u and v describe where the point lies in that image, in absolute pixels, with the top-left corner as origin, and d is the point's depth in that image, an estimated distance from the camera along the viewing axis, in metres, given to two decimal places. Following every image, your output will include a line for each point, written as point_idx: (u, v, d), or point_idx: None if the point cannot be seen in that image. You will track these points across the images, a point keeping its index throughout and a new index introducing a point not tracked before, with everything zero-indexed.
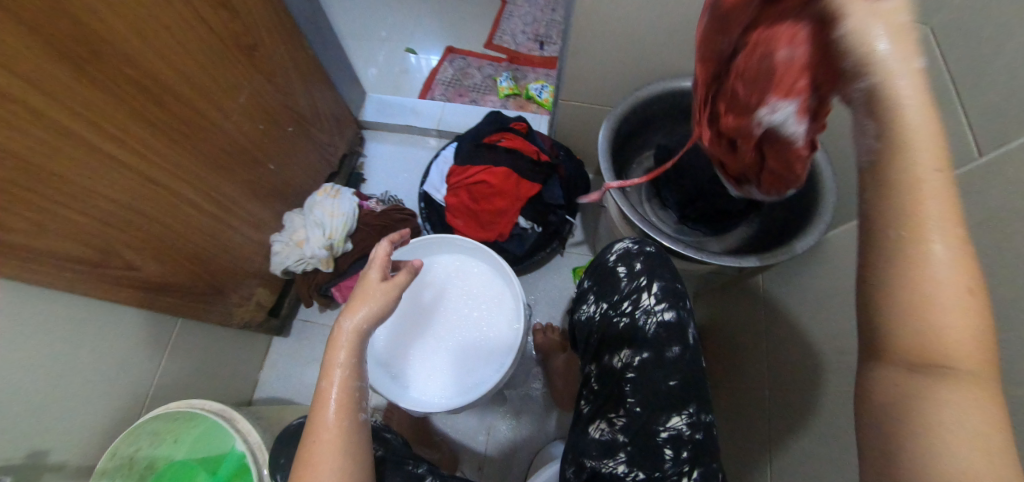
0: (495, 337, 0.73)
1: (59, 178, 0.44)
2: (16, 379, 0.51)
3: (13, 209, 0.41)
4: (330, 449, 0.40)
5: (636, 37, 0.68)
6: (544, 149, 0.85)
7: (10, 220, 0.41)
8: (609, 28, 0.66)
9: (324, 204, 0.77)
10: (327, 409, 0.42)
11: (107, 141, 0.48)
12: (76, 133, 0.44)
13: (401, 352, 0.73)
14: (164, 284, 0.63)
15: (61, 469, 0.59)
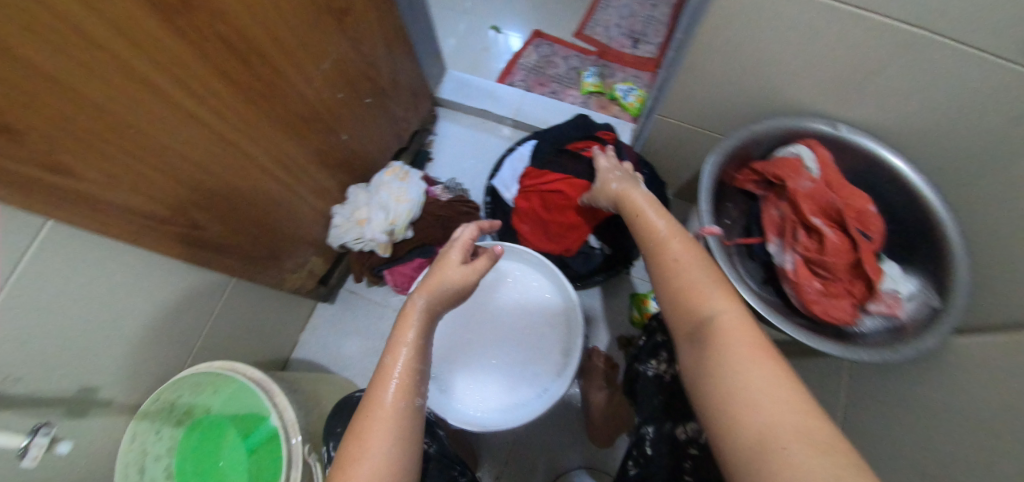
0: (543, 362, 0.69)
1: (134, 133, 0.42)
2: (69, 320, 0.51)
3: (87, 160, 0.40)
4: (387, 424, 0.36)
5: (770, 63, 0.58)
6: (629, 167, 0.78)
7: (84, 171, 0.40)
8: (741, 48, 0.57)
9: (390, 186, 0.74)
10: (387, 385, 0.38)
11: (187, 99, 0.46)
12: (159, 88, 0.42)
13: (447, 353, 0.70)
14: (226, 245, 0.63)
15: (107, 405, 0.60)
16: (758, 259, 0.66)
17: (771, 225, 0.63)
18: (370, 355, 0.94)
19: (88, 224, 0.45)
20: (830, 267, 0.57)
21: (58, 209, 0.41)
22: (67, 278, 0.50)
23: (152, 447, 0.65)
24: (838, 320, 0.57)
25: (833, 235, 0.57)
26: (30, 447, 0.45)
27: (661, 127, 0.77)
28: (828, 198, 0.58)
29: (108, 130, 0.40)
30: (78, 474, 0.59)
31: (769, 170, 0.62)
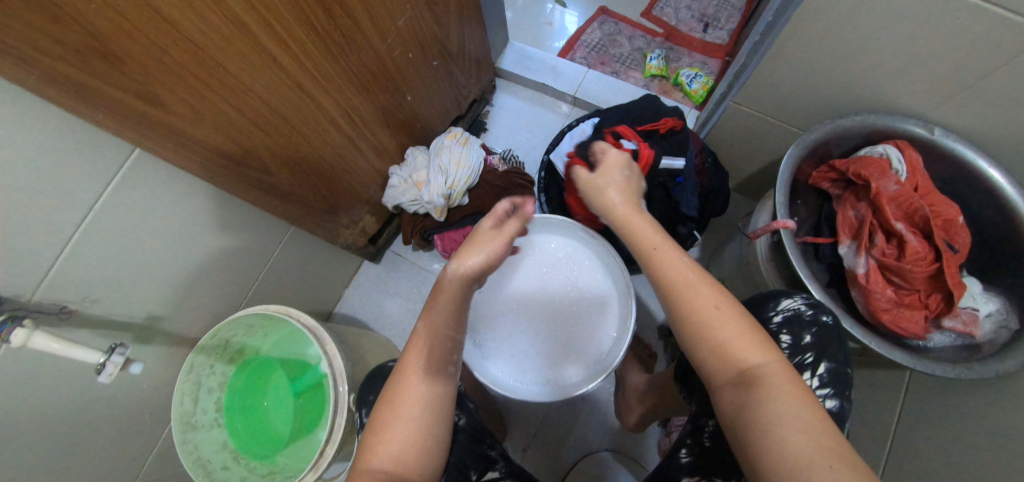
0: (587, 341, 0.68)
1: (221, 71, 0.42)
2: (144, 250, 0.53)
3: (177, 93, 0.40)
4: (415, 380, 0.43)
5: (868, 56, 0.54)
6: (695, 154, 0.74)
7: (173, 102, 0.40)
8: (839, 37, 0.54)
9: (451, 150, 0.78)
10: (416, 362, 0.44)
11: (272, 41, 0.45)
12: (247, 27, 0.42)
13: (489, 317, 0.71)
14: (292, 193, 0.63)
15: (171, 335, 0.63)
16: (825, 260, 0.61)
17: (845, 226, 0.57)
18: (409, 316, 0.96)
19: (174, 155, 0.46)
20: (908, 277, 0.52)
21: (147, 134, 0.42)
22: (148, 208, 0.51)
23: (206, 381, 0.67)
24: (908, 332, 0.52)
25: (916, 242, 0.52)
26: (107, 364, 0.46)
27: (734, 116, 0.74)
28: (916, 203, 0.52)
29: (199, 66, 0.40)
30: (142, 395, 0.62)
31: (852, 168, 0.56)
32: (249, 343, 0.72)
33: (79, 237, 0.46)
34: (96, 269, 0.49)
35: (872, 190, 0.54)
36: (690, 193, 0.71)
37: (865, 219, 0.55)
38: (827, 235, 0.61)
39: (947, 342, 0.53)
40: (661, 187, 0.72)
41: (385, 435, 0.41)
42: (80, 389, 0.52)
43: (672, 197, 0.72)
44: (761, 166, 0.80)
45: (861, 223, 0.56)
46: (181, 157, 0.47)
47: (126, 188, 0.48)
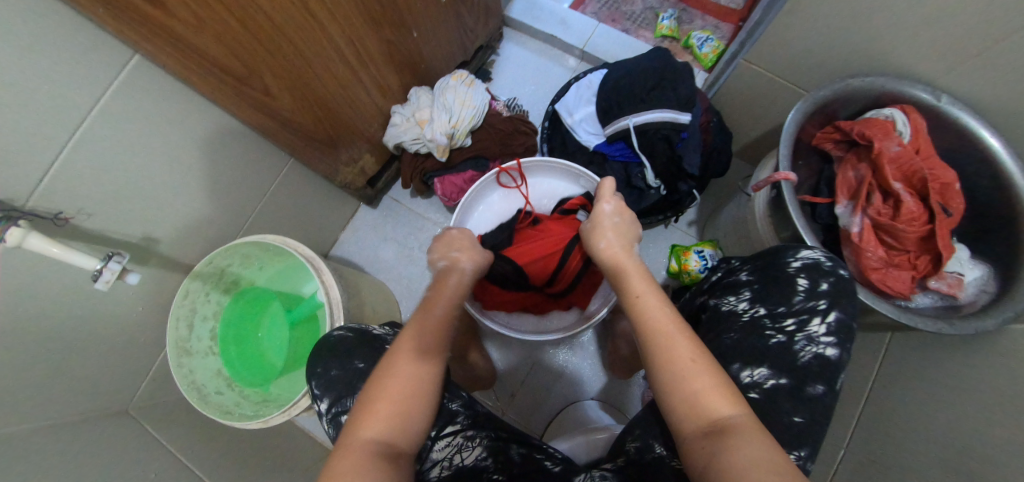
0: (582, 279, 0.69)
1: None
2: (140, 166, 0.52)
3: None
4: (388, 406, 0.39)
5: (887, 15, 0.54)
6: (700, 111, 0.73)
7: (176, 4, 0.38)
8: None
9: (456, 90, 0.76)
10: (388, 377, 0.41)
11: None
12: None
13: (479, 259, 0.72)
14: (292, 120, 0.61)
15: (166, 259, 0.62)
16: (821, 221, 0.61)
17: (844, 187, 0.57)
18: (405, 264, 0.97)
19: (168, 56, 0.44)
20: (900, 236, 0.53)
21: (143, 31, 0.40)
22: (144, 122, 0.50)
23: (201, 308, 0.67)
24: (893, 291, 0.53)
25: (912, 202, 0.53)
26: (105, 270, 0.44)
27: (745, 75, 0.73)
28: (916, 165, 0.53)
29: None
30: (137, 316, 0.62)
31: (856, 129, 0.56)
32: (244, 274, 0.72)
33: (75, 142, 0.44)
34: (91, 180, 0.48)
35: (874, 150, 0.54)
36: (694, 150, 0.70)
37: (864, 179, 0.55)
38: (825, 196, 0.61)
39: (930, 303, 0.55)
40: (664, 140, 0.72)
41: (348, 451, 0.36)
42: (74, 304, 0.52)
43: (676, 151, 0.72)
44: (765, 130, 0.80)
45: (859, 183, 0.56)
46: (176, 60, 0.44)
47: (123, 95, 0.46)
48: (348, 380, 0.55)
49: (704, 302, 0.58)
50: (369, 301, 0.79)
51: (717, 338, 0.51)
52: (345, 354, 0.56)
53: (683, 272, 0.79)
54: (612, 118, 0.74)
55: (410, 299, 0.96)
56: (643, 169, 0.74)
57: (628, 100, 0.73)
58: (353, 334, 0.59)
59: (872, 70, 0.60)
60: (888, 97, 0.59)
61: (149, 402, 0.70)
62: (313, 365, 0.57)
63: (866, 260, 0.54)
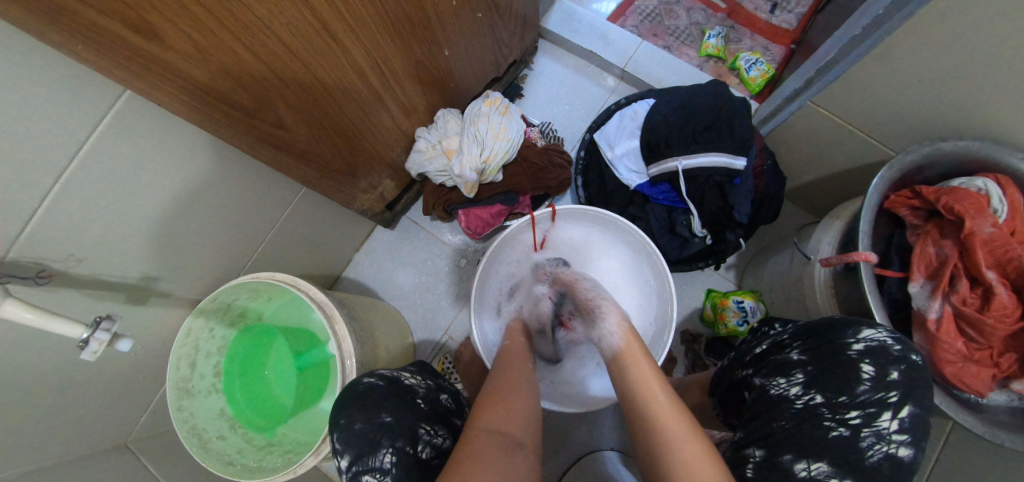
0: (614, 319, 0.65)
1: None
2: (137, 206, 0.46)
3: (174, 21, 0.30)
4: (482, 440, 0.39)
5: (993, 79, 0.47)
6: (755, 155, 0.67)
7: (169, 31, 0.31)
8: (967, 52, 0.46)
9: (489, 119, 0.69)
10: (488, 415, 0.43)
11: None
12: None
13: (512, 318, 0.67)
14: (309, 151, 0.55)
15: (167, 297, 0.57)
16: (888, 296, 0.54)
17: (920, 263, 0.51)
18: (421, 290, 0.92)
19: (172, 99, 0.38)
20: (985, 330, 0.47)
21: (146, 76, 0.34)
22: (144, 157, 0.44)
23: (205, 345, 0.62)
24: (969, 389, 0.47)
25: (1006, 296, 0.46)
26: (90, 341, 0.39)
27: (808, 117, 0.66)
28: (1014, 251, 0.46)
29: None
30: (135, 355, 0.57)
31: (944, 199, 0.49)
32: (251, 306, 0.67)
33: (62, 185, 0.38)
34: (81, 224, 0.42)
35: (965, 229, 0.47)
36: (745, 197, 0.64)
37: (949, 260, 0.48)
38: (896, 269, 0.55)
39: (1006, 403, 0.48)
40: (715, 187, 0.65)
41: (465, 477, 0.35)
42: (64, 354, 0.47)
43: (726, 200, 0.65)
44: (821, 175, 0.74)
45: (942, 263, 0.49)
46: (171, 95, 0.37)
47: (120, 130, 0.40)
48: (370, 435, 0.49)
49: (749, 379, 0.53)
50: (383, 342, 0.73)
51: (766, 425, 0.47)
52: (370, 405, 0.51)
53: (720, 323, 0.74)
54: (658, 157, 0.68)
55: (425, 328, 0.91)
56: (688, 217, 0.68)
57: (677, 138, 0.66)
58: (384, 382, 0.54)
59: (962, 131, 0.53)
60: (977, 163, 0.52)
61: (147, 437, 0.65)
62: (335, 416, 0.51)
63: (945, 352, 0.48)
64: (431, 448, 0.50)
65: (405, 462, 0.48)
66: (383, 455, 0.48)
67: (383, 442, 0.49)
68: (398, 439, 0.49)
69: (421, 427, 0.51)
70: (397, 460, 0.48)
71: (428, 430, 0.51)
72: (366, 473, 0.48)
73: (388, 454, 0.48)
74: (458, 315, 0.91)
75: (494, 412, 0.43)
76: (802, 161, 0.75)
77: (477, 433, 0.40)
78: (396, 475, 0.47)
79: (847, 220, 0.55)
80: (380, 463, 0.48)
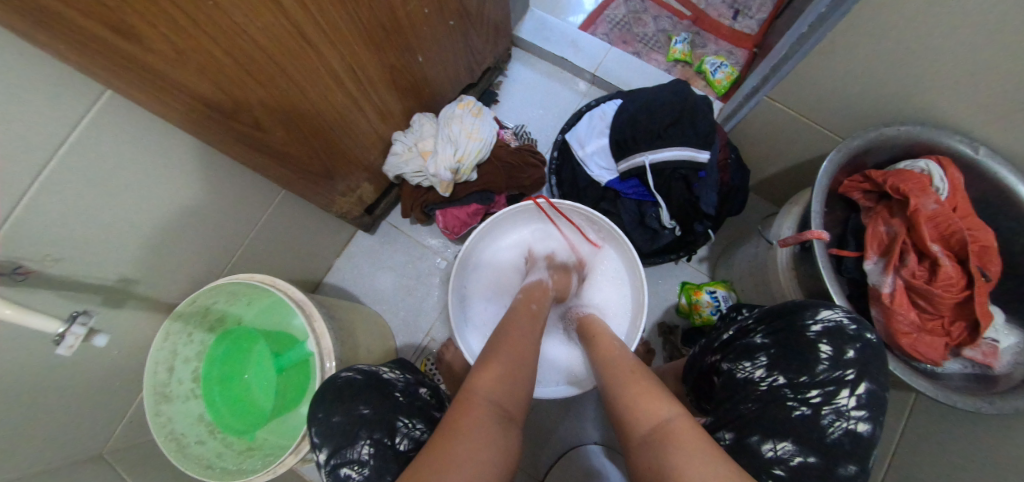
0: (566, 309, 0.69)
1: (213, 5, 0.34)
2: (116, 208, 0.47)
3: (155, 24, 0.32)
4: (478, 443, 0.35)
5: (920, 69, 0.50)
6: (719, 148, 0.70)
7: (151, 34, 0.33)
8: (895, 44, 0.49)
9: (462, 121, 0.73)
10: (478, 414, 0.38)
11: None
12: None
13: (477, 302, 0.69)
14: (284, 151, 0.56)
15: (145, 300, 0.58)
16: (846, 275, 0.58)
17: (873, 242, 0.54)
18: (403, 293, 0.93)
19: (138, 90, 0.39)
20: (935, 300, 0.50)
21: (117, 70, 0.35)
22: (120, 159, 0.45)
23: (183, 349, 0.63)
24: (924, 358, 0.50)
25: (951, 267, 0.49)
26: (67, 335, 0.39)
27: (766, 112, 0.70)
28: (955, 226, 0.50)
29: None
30: (112, 360, 0.57)
31: (890, 181, 0.53)
32: (230, 310, 0.67)
33: (39, 186, 0.39)
34: (59, 225, 0.43)
35: (910, 207, 0.50)
36: (710, 189, 0.67)
37: (897, 237, 0.52)
38: (852, 249, 0.58)
39: (959, 370, 0.52)
40: (681, 180, 0.68)
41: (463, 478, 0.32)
42: (40, 356, 0.47)
43: (692, 192, 0.68)
44: (783, 167, 0.78)
45: (891, 240, 0.53)
46: (147, 93, 0.39)
47: (97, 132, 0.42)
48: (348, 428, 0.50)
49: (716, 364, 0.52)
50: (364, 341, 0.74)
51: (732, 408, 0.46)
52: (348, 398, 0.52)
53: (694, 312, 0.76)
54: (626, 154, 0.71)
55: (407, 330, 0.92)
56: (658, 210, 0.71)
57: (642, 135, 0.69)
58: (362, 375, 0.55)
59: (902, 118, 0.57)
60: (920, 146, 0.56)
61: (125, 446, 0.65)
62: (313, 410, 0.52)
63: (902, 323, 0.51)
64: (409, 441, 0.51)
65: (382, 453, 0.49)
66: (361, 446, 0.49)
67: (361, 434, 0.50)
68: (376, 430, 0.50)
69: (399, 419, 0.52)
70: (375, 451, 0.49)
71: (406, 423, 0.52)
72: (344, 465, 0.49)
73: (366, 446, 0.49)
74: (440, 316, 0.92)
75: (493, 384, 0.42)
76: (764, 155, 0.79)
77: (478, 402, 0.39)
78: (374, 465, 0.48)
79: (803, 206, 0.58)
80: (359, 455, 0.49)
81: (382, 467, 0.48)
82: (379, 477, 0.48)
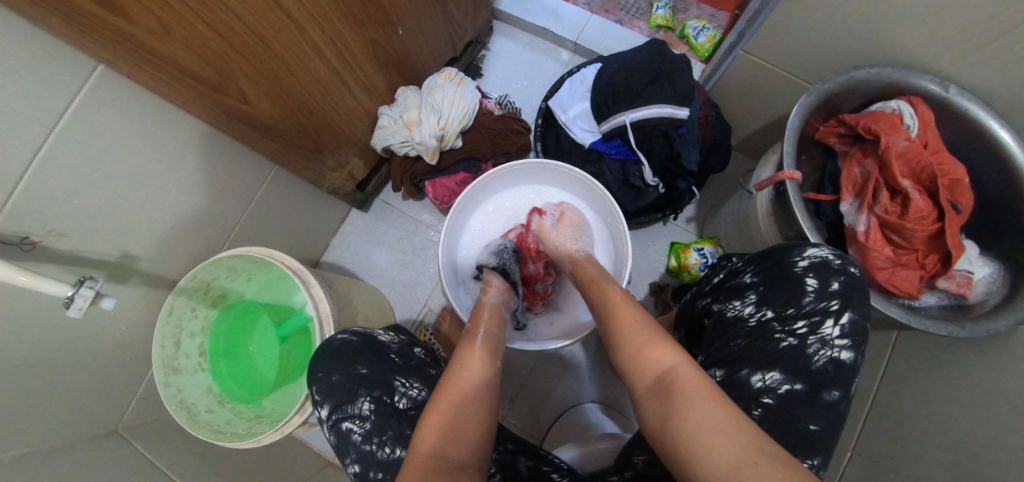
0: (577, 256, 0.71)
1: None
2: (113, 185, 0.49)
3: (143, 1, 0.34)
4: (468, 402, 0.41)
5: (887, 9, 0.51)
6: (698, 105, 0.71)
7: (138, 10, 0.34)
8: None
9: (444, 89, 0.76)
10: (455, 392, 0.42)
11: None
12: None
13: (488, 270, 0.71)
14: (272, 126, 0.58)
15: (147, 277, 0.60)
16: (825, 218, 0.62)
17: (849, 183, 0.58)
18: (399, 268, 0.95)
19: (124, 61, 0.40)
20: (908, 234, 0.53)
21: (106, 43, 0.37)
22: (111, 136, 0.47)
23: (187, 325, 0.64)
24: (900, 291, 0.54)
25: (920, 201, 0.53)
26: (76, 297, 0.42)
27: (745, 67, 0.71)
28: (924, 161, 0.53)
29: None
30: (120, 336, 0.60)
31: (863, 123, 0.56)
32: (230, 287, 0.68)
33: (37, 161, 0.41)
34: (62, 201, 0.45)
35: (882, 146, 0.54)
36: (693, 145, 0.68)
37: (871, 176, 0.56)
38: (829, 193, 0.62)
39: (937, 301, 0.56)
40: (661, 137, 0.69)
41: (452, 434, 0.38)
42: (51, 328, 0.49)
43: (674, 148, 0.70)
44: (765, 122, 0.79)
45: (866, 180, 0.57)
46: (131, 65, 0.40)
47: (89, 108, 0.43)
48: (348, 386, 0.53)
49: (706, 307, 0.53)
50: (363, 311, 0.77)
51: (724, 345, 0.47)
52: (346, 359, 0.54)
53: (683, 270, 0.78)
54: (607, 115, 0.72)
55: (406, 303, 0.94)
56: (640, 167, 0.73)
57: (622, 95, 0.70)
58: (358, 337, 0.57)
59: (876, 61, 0.58)
60: (893, 89, 0.58)
61: (139, 420, 0.67)
62: (314, 369, 0.55)
63: (883, 258, 0.54)
64: (407, 400, 0.53)
65: (382, 410, 0.52)
66: (361, 403, 0.52)
67: (361, 391, 0.53)
68: (374, 389, 0.53)
69: (396, 379, 0.54)
70: (375, 408, 0.52)
71: (403, 382, 0.54)
72: (346, 419, 0.52)
73: (366, 402, 0.52)
74: (436, 288, 0.95)
75: (444, 429, 0.38)
76: (745, 111, 0.80)
77: (424, 460, 0.36)
78: (374, 420, 0.51)
79: (781, 151, 0.60)
80: (360, 410, 0.52)
81: (382, 422, 0.51)
82: (379, 432, 0.51)
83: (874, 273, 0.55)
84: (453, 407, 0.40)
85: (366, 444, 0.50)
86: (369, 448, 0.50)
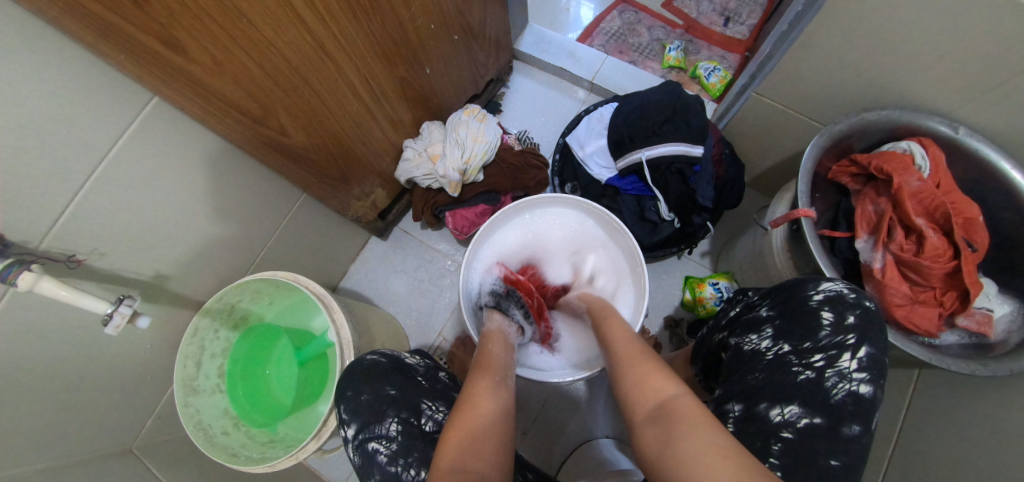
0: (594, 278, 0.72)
1: (245, 23, 0.39)
2: (154, 209, 0.52)
3: (202, 42, 0.38)
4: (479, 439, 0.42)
5: (889, 62, 0.54)
6: (712, 144, 0.74)
7: (199, 52, 0.38)
8: (856, 42, 0.54)
9: (468, 126, 0.80)
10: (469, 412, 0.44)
11: None
12: None
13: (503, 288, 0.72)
14: (307, 156, 0.61)
15: (177, 297, 0.62)
16: (840, 255, 0.62)
17: (863, 221, 0.59)
18: (415, 294, 0.97)
19: (180, 96, 0.43)
20: (925, 272, 0.53)
21: (163, 78, 0.40)
22: (158, 163, 0.50)
23: (209, 345, 0.65)
24: (920, 329, 0.54)
25: (936, 239, 0.53)
26: (114, 314, 0.44)
27: (756, 108, 0.74)
28: (938, 200, 0.53)
29: (222, 14, 0.37)
30: (147, 355, 0.62)
31: (874, 163, 0.57)
32: (253, 309, 0.70)
33: (89, 186, 0.44)
34: (108, 221, 0.48)
35: (894, 186, 0.55)
36: (707, 182, 0.70)
37: (885, 214, 0.56)
38: (844, 230, 0.63)
39: (957, 341, 0.55)
40: (677, 174, 0.72)
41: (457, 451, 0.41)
42: (84, 345, 0.51)
43: (688, 185, 0.72)
44: (777, 160, 0.81)
45: (879, 217, 0.57)
46: (181, 98, 0.44)
47: (139, 137, 0.47)
48: (377, 406, 0.54)
49: (723, 340, 0.52)
50: (379, 338, 0.78)
51: (741, 380, 0.46)
52: (375, 379, 0.55)
53: (698, 305, 0.78)
54: (624, 151, 0.75)
55: (420, 331, 0.95)
56: (656, 202, 0.75)
57: (638, 133, 0.73)
58: (386, 359, 0.57)
59: (884, 105, 0.60)
60: (902, 130, 0.60)
61: (154, 441, 0.67)
62: (342, 390, 0.55)
63: (898, 293, 0.54)
64: (433, 423, 0.54)
65: (409, 432, 0.52)
66: (389, 423, 0.53)
67: (389, 412, 0.53)
68: (403, 410, 0.54)
69: (423, 401, 0.55)
70: (403, 429, 0.52)
71: (430, 405, 0.55)
72: (371, 439, 0.52)
73: (394, 423, 0.52)
74: (451, 315, 0.95)
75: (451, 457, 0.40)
76: (758, 149, 0.82)
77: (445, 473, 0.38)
78: (401, 442, 0.52)
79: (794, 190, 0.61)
80: (387, 431, 0.52)
81: (409, 444, 0.52)
82: (405, 454, 0.51)
83: (887, 308, 0.55)
84: (469, 429, 0.42)
85: (391, 466, 0.51)
86: (394, 470, 0.51)
